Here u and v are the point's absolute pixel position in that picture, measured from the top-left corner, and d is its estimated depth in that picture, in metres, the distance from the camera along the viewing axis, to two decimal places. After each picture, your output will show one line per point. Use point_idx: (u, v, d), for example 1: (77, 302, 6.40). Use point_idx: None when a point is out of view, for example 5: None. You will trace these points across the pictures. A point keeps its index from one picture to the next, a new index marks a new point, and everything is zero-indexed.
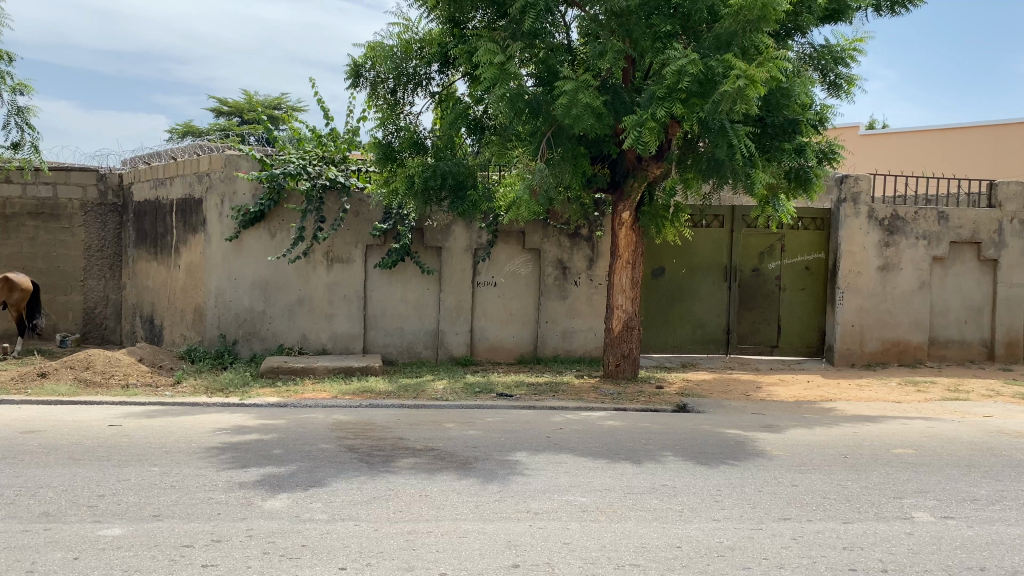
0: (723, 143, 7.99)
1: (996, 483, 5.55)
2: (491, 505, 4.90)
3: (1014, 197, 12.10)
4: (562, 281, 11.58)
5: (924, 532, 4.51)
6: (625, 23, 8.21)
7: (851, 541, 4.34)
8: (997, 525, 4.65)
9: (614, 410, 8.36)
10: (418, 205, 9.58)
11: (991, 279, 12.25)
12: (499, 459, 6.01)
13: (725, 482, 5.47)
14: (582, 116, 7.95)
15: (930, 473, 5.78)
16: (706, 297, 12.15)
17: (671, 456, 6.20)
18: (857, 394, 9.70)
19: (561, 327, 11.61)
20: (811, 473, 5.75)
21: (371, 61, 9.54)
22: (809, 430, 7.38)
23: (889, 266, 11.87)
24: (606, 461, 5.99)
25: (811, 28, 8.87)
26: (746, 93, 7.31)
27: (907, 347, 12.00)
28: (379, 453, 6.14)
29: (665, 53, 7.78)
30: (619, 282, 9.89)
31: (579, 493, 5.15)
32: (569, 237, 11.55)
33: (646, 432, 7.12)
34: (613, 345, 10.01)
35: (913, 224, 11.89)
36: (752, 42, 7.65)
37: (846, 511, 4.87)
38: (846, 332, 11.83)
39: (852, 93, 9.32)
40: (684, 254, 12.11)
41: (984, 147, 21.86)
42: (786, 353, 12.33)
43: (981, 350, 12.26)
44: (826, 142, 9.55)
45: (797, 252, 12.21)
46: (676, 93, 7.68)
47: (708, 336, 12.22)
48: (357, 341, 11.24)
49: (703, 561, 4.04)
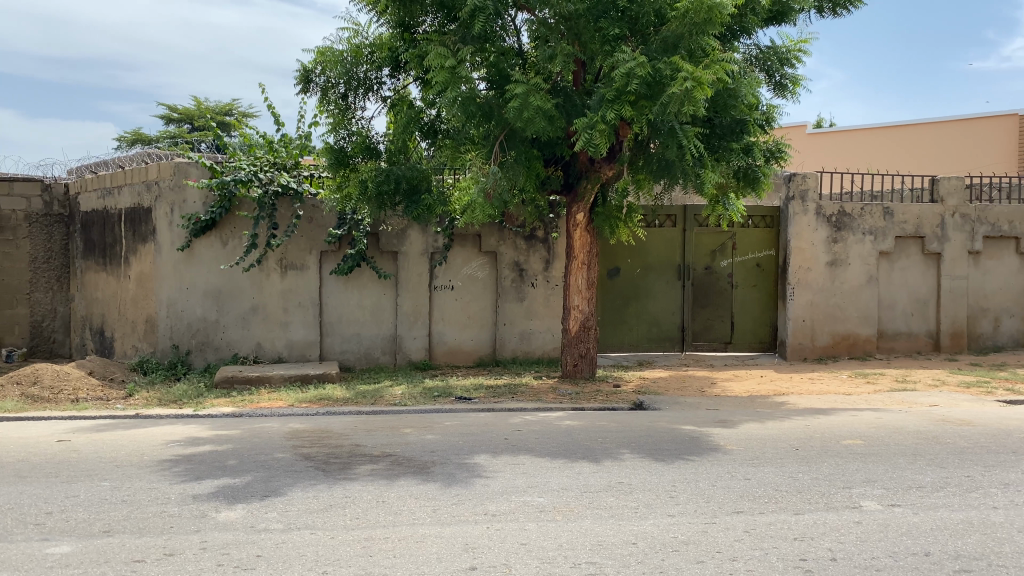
0: (674, 143, 8.15)
1: (940, 470, 5.71)
2: (449, 509, 4.91)
3: (956, 192, 12.41)
4: (519, 283, 11.62)
5: (872, 521, 4.62)
6: (573, 27, 8.27)
7: (801, 532, 4.43)
8: (941, 511, 4.78)
9: (572, 410, 8.40)
10: (372, 211, 9.58)
11: (935, 271, 12.54)
12: (458, 462, 6.02)
13: (680, 477, 5.55)
14: (533, 118, 8.00)
15: (878, 463, 5.92)
16: (661, 296, 12.28)
17: (627, 454, 6.26)
18: (808, 388, 9.87)
19: (520, 329, 11.66)
20: (763, 465, 5.86)
21: (321, 66, 9.46)
22: (761, 424, 7.51)
23: (837, 261, 12.14)
24: (564, 461, 6.03)
25: (756, 30, 8.99)
26: (694, 95, 7.39)
27: (857, 340, 12.26)
28: (335, 461, 6.09)
29: (614, 56, 7.86)
30: (576, 283, 9.94)
31: (537, 493, 5.18)
32: (525, 239, 11.60)
33: (604, 430, 7.19)
34: (571, 346, 10.06)
35: (860, 220, 12.18)
36: (697, 44, 7.79)
37: (797, 502, 4.96)
38: (798, 327, 12.07)
39: (797, 92, 9.52)
40: (639, 254, 12.22)
41: (925, 145, 22.48)
42: (739, 348, 12.55)
43: (928, 341, 12.56)
44: (773, 142, 9.69)
45: (749, 250, 12.44)
46: (625, 95, 7.78)
47: (664, 333, 12.35)
48: (313, 348, 11.14)
49: (658, 556, 4.10)
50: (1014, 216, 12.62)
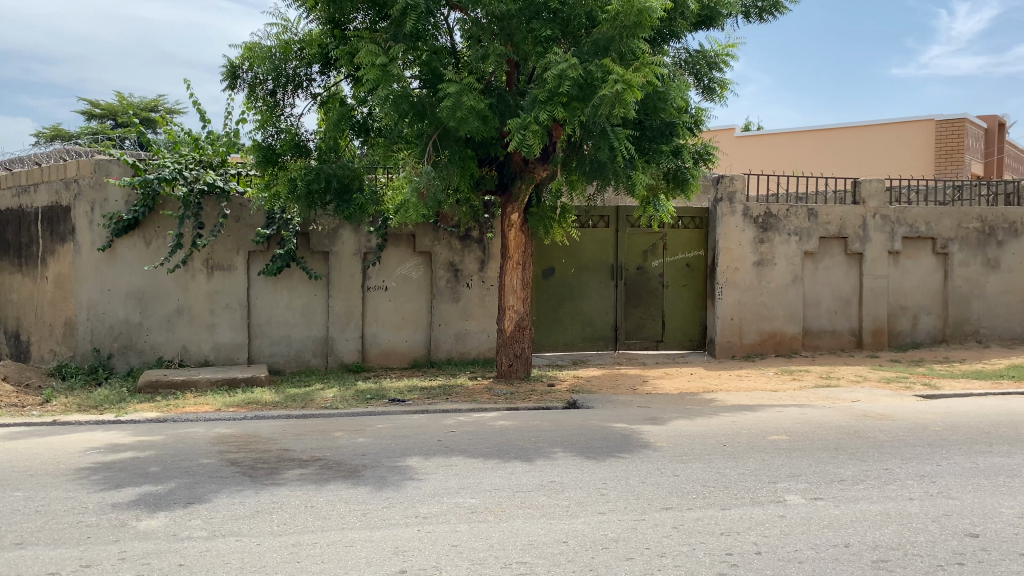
0: (606, 146, 8.23)
1: (860, 463, 5.89)
2: (379, 512, 4.85)
3: (876, 194, 12.85)
4: (454, 284, 11.58)
5: (795, 514, 4.74)
6: (506, 28, 8.27)
7: (728, 527, 4.50)
8: (861, 503, 4.93)
9: (505, 410, 8.40)
10: (302, 210, 9.40)
11: (857, 270, 12.95)
12: (389, 465, 5.95)
13: (610, 474, 5.60)
14: (466, 118, 7.97)
15: (802, 458, 6.07)
16: (595, 296, 12.39)
17: (560, 453, 6.29)
18: (736, 385, 10.09)
19: (454, 330, 11.61)
20: (691, 462, 5.95)
21: (248, 62, 9.24)
22: (690, 421, 7.63)
23: (764, 261, 12.43)
24: (496, 461, 6.02)
25: (685, 35, 9.14)
26: (624, 97, 7.46)
27: (783, 338, 12.58)
28: (262, 466, 5.95)
29: (546, 57, 7.89)
30: (511, 283, 9.94)
31: (469, 495, 5.16)
32: (459, 239, 11.57)
33: (537, 430, 7.20)
34: (505, 346, 10.05)
35: (786, 221, 12.50)
36: (628, 47, 7.87)
37: (724, 498, 5.05)
38: (727, 325, 12.32)
39: (725, 96, 9.71)
40: (573, 254, 12.29)
41: (848, 149, 23.25)
42: (671, 347, 12.74)
43: (850, 338, 12.97)
44: (702, 145, 9.87)
45: (680, 250, 12.66)
46: (558, 96, 7.81)
47: (598, 333, 12.46)
48: (241, 351, 10.89)
49: (588, 554, 4.12)
50: (930, 218, 13.12)
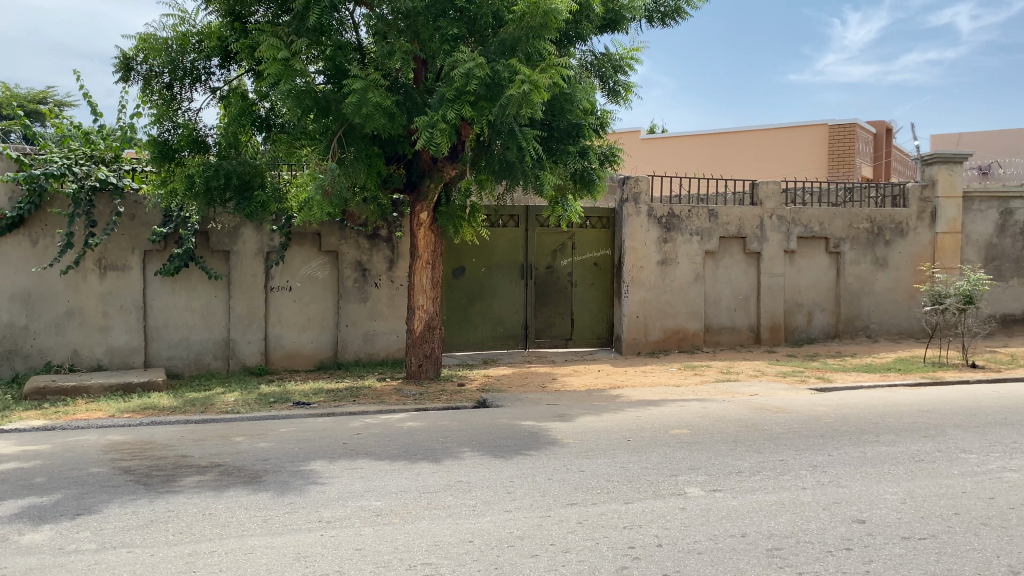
0: (514, 146, 8.28)
1: (757, 455, 6.09)
2: (281, 518, 4.73)
3: (773, 196, 13.35)
4: (361, 283, 11.41)
5: (695, 506, 4.86)
6: (412, 25, 8.19)
7: (630, 521, 4.59)
8: (757, 494, 5.10)
9: (414, 411, 8.33)
10: (201, 207, 9.14)
11: (756, 269, 13.41)
12: (292, 470, 5.82)
13: (518, 472, 5.62)
14: (372, 115, 7.88)
15: (702, 451, 6.24)
16: (505, 295, 12.42)
17: (467, 452, 6.28)
18: (641, 381, 10.30)
19: (362, 330, 11.44)
20: (597, 457, 6.04)
21: (143, 53, 8.89)
22: (596, 417, 7.74)
23: (668, 260, 12.74)
24: (403, 463, 5.97)
25: (590, 37, 9.26)
26: (531, 98, 7.51)
27: (686, 334, 12.93)
28: (158, 474, 5.73)
29: (453, 56, 7.85)
30: (420, 283, 9.86)
31: (374, 497, 5.09)
32: (367, 238, 11.40)
33: (444, 430, 7.18)
34: (414, 346, 9.97)
35: (688, 221, 12.84)
36: (535, 48, 7.90)
37: (627, 492, 5.14)
38: (632, 323, 12.56)
39: (629, 99, 9.90)
40: (483, 253, 12.27)
41: (747, 151, 24.02)
42: (579, 345, 12.91)
43: (750, 334, 13.43)
44: (608, 146, 10.04)
45: (587, 250, 12.83)
46: (465, 95, 7.79)
47: (508, 332, 12.50)
48: (137, 355, 10.46)
49: (493, 552, 4.13)
50: (823, 218, 13.70)
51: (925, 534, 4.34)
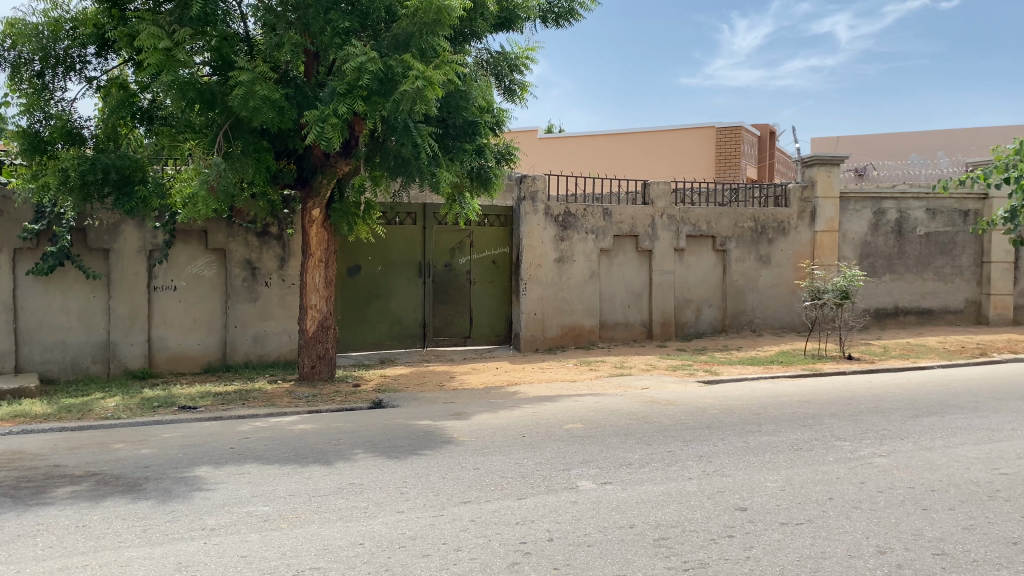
0: (409, 142, 8.19)
1: (647, 447, 6.25)
2: (162, 527, 4.53)
3: (664, 195, 13.71)
4: (251, 283, 11.09)
5: (586, 500, 4.94)
6: (302, 17, 8.02)
7: (523, 516, 4.62)
8: (646, 485, 5.23)
9: (307, 413, 8.15)
10: (76, 203, 8.70)
11: (648, 266, 13.75)
12: (175, 477, 5.59)
13: (411, 472, 5.58)
14: (260, 108, 7.66)
15: (594, 444, 6.36)
16: (401, 293, 12.30)
17: (360, 453, 6.19)
18: (538, 378, 10.40)
19: (253, 331, 11.12)
20: (491, 455, 6.05)
21: (11, 39, 8.36)
22: (492, 414, 7.77)
23: (564, 258, 12.91)
24: (293, 466, 5.83)
25: (485, 35, 9.28)
26: (425, 94, 7.46)
27: (582, 331, 13.13)
28: (27, 486, 5.39)
29: (344, 49, 7.71)
30: (313, 282, 9.64)
31: (262, 502, 4.94)
32: (257, 235, 11.09)
33: (337, 431, 7.05)
34: (307, 347, 9.74)
35: (583, 220, 13.04)
36: (428, 44, 7.85)
37: (520, 488, 5.18)
38: (530, 320, 12.66)
39: (525, 98, 9.97)
40: (379, 251, 12.11)
41: (640, 152, 24.59)
42: (477, 343, 12.93)
43: (643, 330, 13.77)
44: (504, 144, 10.08)
45: (484, 248, 12.86)
46: (357, 90, 7.64)
47: (404, 331, 12.39)
48: (6, 360, 9.82)
49: (384, 554, 4.07)
50: (711, 218, 14.17)
51: (801, 519, 4.55)
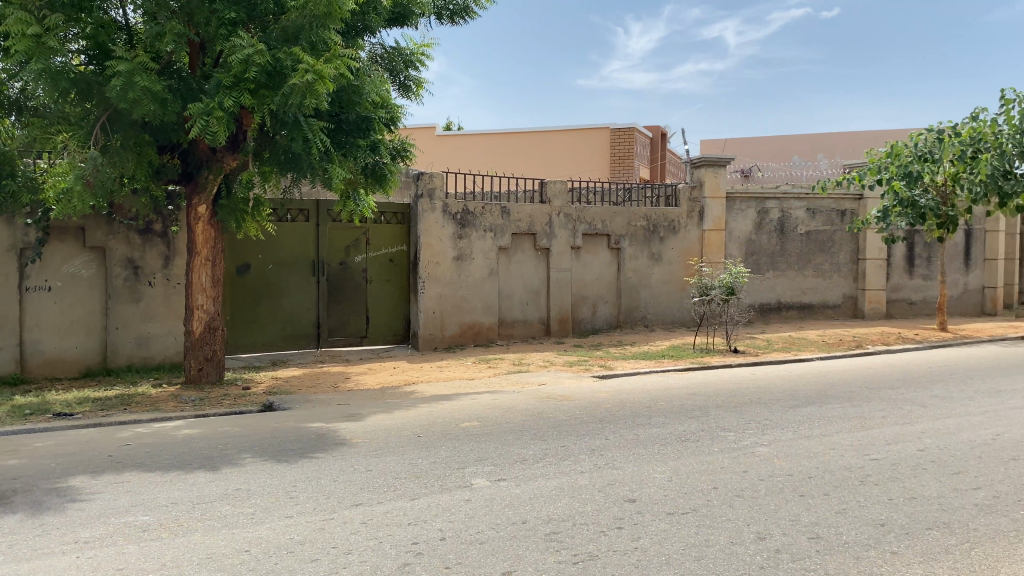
0: (299, 137, 7.97)
1: (541, 443, 6.31)
2: (30, 542, 4.27)
3: (560, 194, 13.89)
4: (134, 283, 10.62)
5: (480, 497, 4.95)
6: (186, 6, 7.67)
7: (415, 517, 4.58)
8: (539, 481, 5.28)
9: (193, 417, 7.85)
10: None
11: (546, 264, 13.90)
12: (46, 488, 5.28)
13: (302, 476, 5.45)
14: (140, 100, 7.33)
15: (489, 442, 6.37)
16: (295, 293, 12.02)
17: (249, 458, 6.01)
18: (435, 377, 10.36)
19: (136, 333, 10.64)
20: (385, 455, 5.99)
21: None
22: (387, 415, 7.69)
23: (462, 256, 12.90)
24: (177, 473, 5.60)
25: (379, 30, 9.18)
26: (315, 88, 7.30)
27: (480, 329, 13.16)
28: None
29: (230, 41, 7.48)
30: (199, 282, 9.30)
31: (142, 512, 4.73)
32: (139, 233, 10.61)
33: (225, 436, 6.82)
34: (193, 349, 9.38)
35: (481, 218, 13.06)
36: (319, 37, 7.70)
37: (413, 488, 5.14)
38: (428, 319, 12.59)
39: (421, 94, 9.88)
40: (270, 249, 11.79)
41: (537, 152, 24.83)
42: (373, 342, 12.77)
43: (541, 326, 13.91)
44: (398, 140, 9.96)
45: (380, 246, 12.71)
46: (243, 82, 7.45)
47: (298, 331, 12.11)
48: None
49: (271, 560, 3.96)
50: (606, 216, 14.44)
51: (687, 508, 4.68)
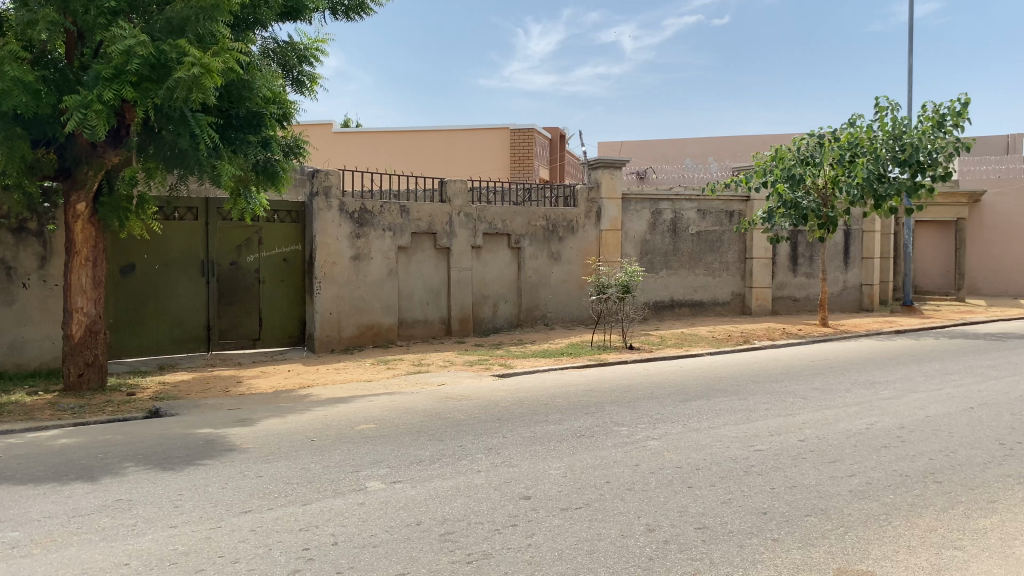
0: (186, 132, 7.81)
1: (438, 443, 6.29)
2: None
3: (460, 193, 13.87)
4: (6, 285, 10.00)
5: (374, 500, 4.89)
6: None
7: (306, 522, 4.49)
8: (434, 481, 5.25)
9: (72, 426, 7.45)
10: None
11: (445, 264, 13.86)
12: None
13: (188, 484, 5.26)
14: (10, 91, 6.92)
15: (386, 444, 6.31)
16: (184, 294, 11.58)
17: (131, 467, 5.74)
18: (331, 379, 10.18)
19: (8, 338, 10.03)
20: (277, 460, 5.84)
21: None
22: (280, 419, 7.50)
23: (360, 255, 12.72)
24: (51, 485, 5.30)
25: (271, 24, 8.95)
26: (202, 82, 7.05)
27: (380, 329, 13.00)
28: None
29: (109, 31, 7.16)
30: (78, 283, 8.83)
31: (11, 528, 4.46)
32: (12, 232, 10.01)
33: (106, 445, 6.50)
34: (72, 354, 8.92)
35: (379, 217, 12.91)
36: (206, 30, 7.43)
37: (306, 493, 5.03)
38: (325, 320, 12.36)
39: (315, 90, 9.70)
40: (157, 249, 11.32)
41: (437, 150, 24.71)
42: (268, 344, 12.44)
43: (441, 326, 13.87)
44: (292, 137, 9.71)
45: (274, 245, 12.40)
46: (125, 75, 7.09)
47: (188, 334, 11.68)
48: None
49: (152, 573, 3.80)
50: (506, 216, 14.52)
51: (580, 503, 4.76)
